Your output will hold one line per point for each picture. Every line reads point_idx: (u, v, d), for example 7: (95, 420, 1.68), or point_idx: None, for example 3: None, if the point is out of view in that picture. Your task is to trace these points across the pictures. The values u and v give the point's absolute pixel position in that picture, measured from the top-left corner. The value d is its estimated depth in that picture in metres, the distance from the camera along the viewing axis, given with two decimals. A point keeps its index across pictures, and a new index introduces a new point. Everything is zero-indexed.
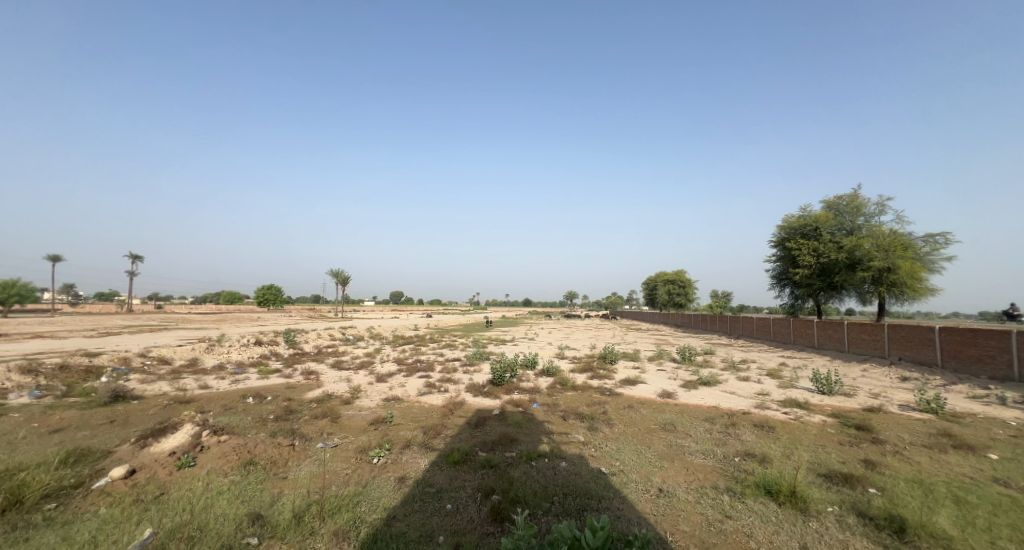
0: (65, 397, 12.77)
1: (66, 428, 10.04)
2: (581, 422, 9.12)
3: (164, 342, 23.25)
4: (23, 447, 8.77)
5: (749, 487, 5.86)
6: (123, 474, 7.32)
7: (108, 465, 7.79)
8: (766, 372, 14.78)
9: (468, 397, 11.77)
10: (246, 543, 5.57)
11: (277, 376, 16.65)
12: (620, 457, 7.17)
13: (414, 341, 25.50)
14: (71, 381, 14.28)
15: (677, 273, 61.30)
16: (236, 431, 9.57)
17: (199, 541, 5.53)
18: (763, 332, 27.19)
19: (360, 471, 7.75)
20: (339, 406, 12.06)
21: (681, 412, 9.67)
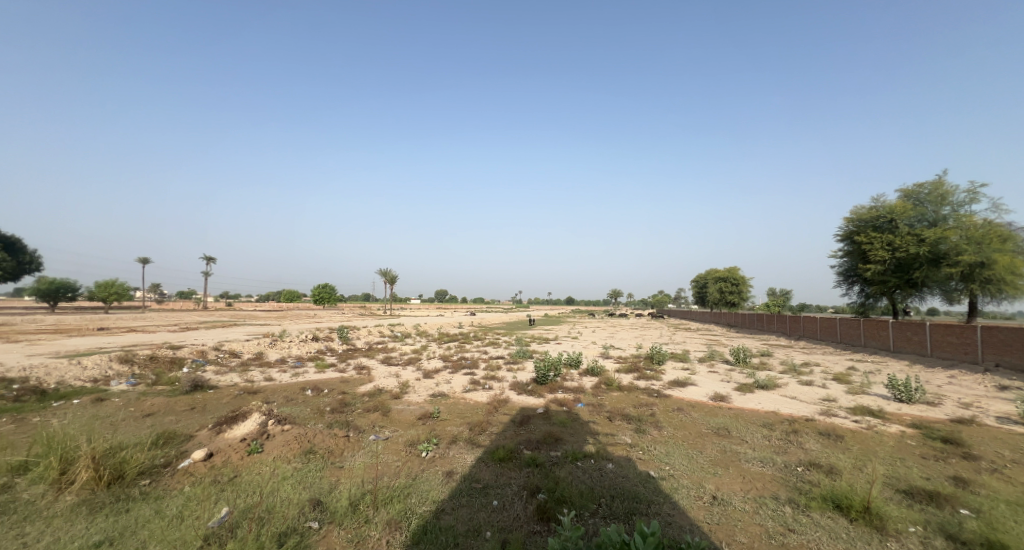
0: (153, 385, 13.99)
1: (154, 413, 11.00)
2: (628, 423, 8.94)
3: (233, 337, 25.01)
4: (117, 428, 9.68)
5: (815, 500, 5.52)
6: (203, 456, 7.92)
7: (189, 448, 8.47)
8: (832, 376, 13.86)
9: (513, 395, 11.81)
10: (309, 527, 5.86)
11: (332, 370, 17.47)
12: (670, 461, 6.97)
13: (459, 338, 25.87)
14: (159, 371, 15.64)
15: (730, 270, 58.76)
16: (297, 421, 10.11)
17: (268, 520, 5.90)
18: (829, 332, 25.45)
19: (410, 464, 7.97)
20: (389, 401, 12.47)
21: (736, 417, 9.26)
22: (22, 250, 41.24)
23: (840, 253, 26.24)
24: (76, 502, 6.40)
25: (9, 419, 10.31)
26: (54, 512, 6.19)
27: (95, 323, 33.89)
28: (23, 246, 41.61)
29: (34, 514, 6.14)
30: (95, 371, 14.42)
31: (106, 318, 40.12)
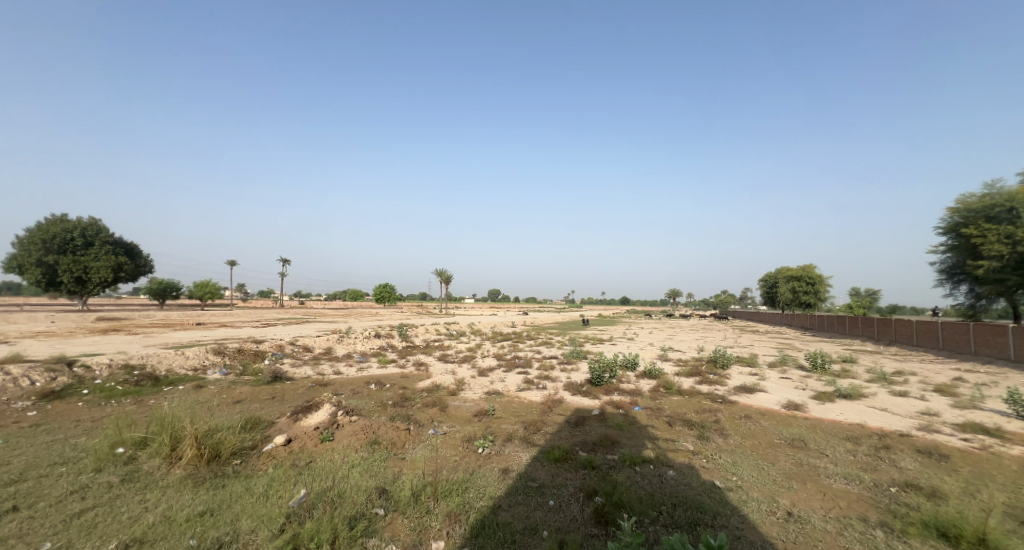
0: (239, 375, 15.28)
1: (240, 400, 12.01)
2: (690, 429, 8.57)
3: (306, 333, 26.77)
4: (212, 412, 10.67)
5: (913, 525, 5.01)
6: (283, 441, 8.53)
7: (272, 433, 9.15)
8: (932, 388, 12.51)
9: (566, 395, 11.71)
10: (375, 513, 6.15)
11: (393, 366, 18.20)
12: (738, 471, 6.59)
13: (513, 337, 26.00)
14: (245, 362, 17.09)
15: (806, 267, 54.85)
16: (363, 413, 10.62)
17: (340, 504, 6.24)
18: (928, 338, 23.06)
19: (467, 459, 8.12)
20: (447, 397, 12.78)
21: (814, 428, 8.61)
22: (141, 254, 46.28)
23: (943, 248, 23.71)
24: (183, 476, 7.16)
25: (130, 400, 11.73)
26: (166, 482, 6.96)
27: (193, 318, 37.59)
28: (140, 251, 46.73)
29: (152, 483, 6.95)
30: (194, 360, 15.99)
31: (199, 314, 44.21)
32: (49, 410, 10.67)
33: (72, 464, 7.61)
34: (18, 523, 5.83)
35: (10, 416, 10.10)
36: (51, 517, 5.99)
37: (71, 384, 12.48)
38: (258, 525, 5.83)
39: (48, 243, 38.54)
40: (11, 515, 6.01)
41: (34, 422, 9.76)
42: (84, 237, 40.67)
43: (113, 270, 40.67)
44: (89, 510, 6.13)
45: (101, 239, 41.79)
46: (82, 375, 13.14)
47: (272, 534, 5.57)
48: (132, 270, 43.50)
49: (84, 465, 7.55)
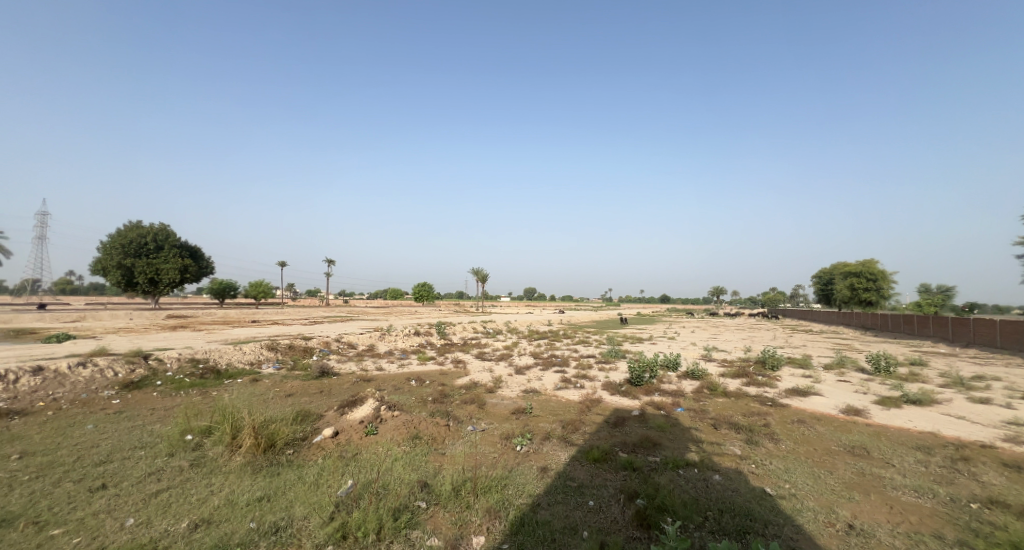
0: (290, 369, 16.01)
1: (291, 393, 12.58)
2: (737, 433, 8.26)
3: (351, 330, 27.73)
4: (267, 404, 11.23)
5: (996, 545, 4.62)
6: (331, 434, 8.86)
7: (321, 425, 9.52)
8: (1017, 395, 11.46)
9: (605, 395, 11.55)
10: (418, 506, 6.28)
11: (433, 363, 18.54)
12: (791, 479, 6.29)
13: (550, 336, 25.90)
14: (295, 358, 17.90)
15: (866, 262, 51.68)
16: (404, 409, 10.88)
17: (384, 495, 6.41)
18: (1013, 340, 21.12)
19: (506, 456, 8.16)
20: (485, 394, 12.89)
21: (877, 435, 8.10)
22: (204, 257, 49.08)
23: None
24: (243, 462, 7.57)
25: (195, 391, 12.55)
26: (228, 468, 7.39)
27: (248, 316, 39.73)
28: (204, 253, 49.64)
29: (216, 469, 7.40)
30: (250, 354, 16.90)
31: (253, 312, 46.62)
32: (129, 399, 11.57)
33: (148, 449, 8.21)
34: (105, 500, 6.35)
35: (97, 403, 11.04)
36: (132, 496, 6.49)
37: (148, 375, 13.48)
38: (310, 512, 6.09)
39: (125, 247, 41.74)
40: (100, 492, 6.57)
41: (117, 409, 10.61)
42: (155, 242, 43.61)
43: (180, 273, 43.42)
44: (163, 491, 6.60)
45: (171, 243, 44.77)
46: (155, 366, 14.16)
47: (322, 521, 5.79)
48: (197, 271, 46.31)
49: (159, 450, 8.13)
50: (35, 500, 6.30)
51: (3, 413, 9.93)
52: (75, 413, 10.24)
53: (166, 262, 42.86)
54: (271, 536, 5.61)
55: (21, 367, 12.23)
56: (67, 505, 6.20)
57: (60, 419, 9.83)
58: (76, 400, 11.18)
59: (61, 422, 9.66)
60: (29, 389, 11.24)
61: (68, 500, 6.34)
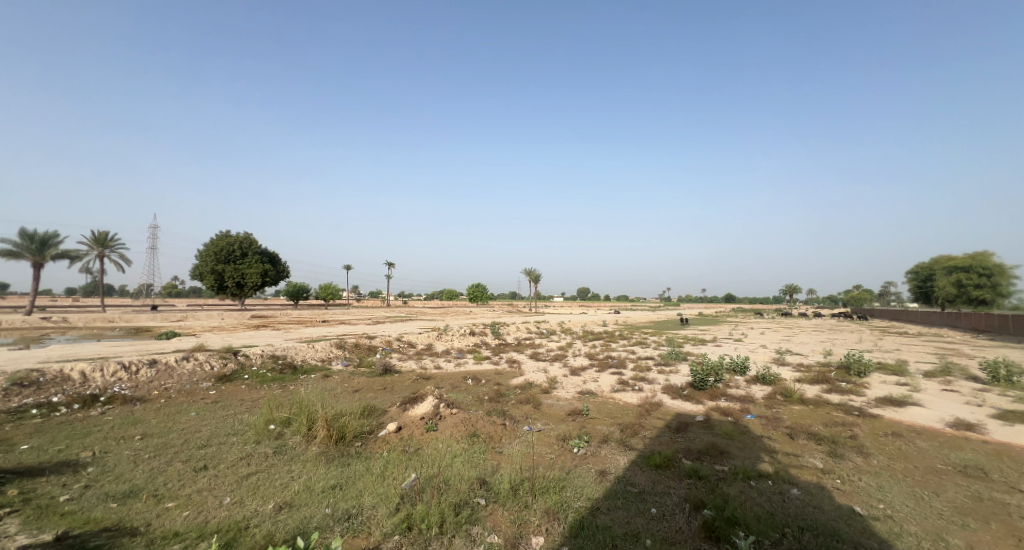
0: (356, 366, 16.82)
1: (357, 389, 13.20)
2: (818, 445, 7.64)
3: (411, 330, 28.72)
4: (337, 398, 11.87)
5: None
6: (395, 428, 9.20)
7: (385, 420, 9.90)
8: None
9: (666, 398, 11.12)
10: (477, 502, 6.35)
11: (488, 362, 18.77)
12: (886, 498, 5.73)
13: (606, 337, 25.37)
14: (361, 356, 18.80)
15: (977, 256, 45.92)
16: (462, 406, 11.07)
17: (446, 490, 6.55)
18: None
19: (563, 457, 8.07)
20: (540, 394, 12.85)
21: (990, 454, 7.20)
22: (282, 262, 52.77)
23: None
24: (318, 452, 8.03)
25: (276, 385, 13.51)
26: (306, 457, 7.86)
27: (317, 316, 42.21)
28: (282, 259, 53.34)
29: (295, 456, 7.90)
30: (321, 352, 17.93)
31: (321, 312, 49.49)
32: (223, 390, 12.68)
33: (239, 435, 8.93)
34: (207, 479, 6.99)
35: (197, 393, 12.21)
36: (228, 477, 7.09)
37: (238, 369, 14.69)
38: (377, 502, 6.34)
39: (216, 255, 45.78)
40: (203, 472, 7.25)
41: (214, 399, 11.66)
42: (241, 249, 47.34)
43: (262, 278, 47.03)
44: (253, 474, 7.15)
45: (255, 251, 48.51)
46: (243, 360, 15.45)
47: (389, 512, 6.01)
48: (277, 275, 49.91)
49: (248, 437, 8.83)
50: (153, 476, 7.09)
51: (127, 399, 11.30)
52: (180, 401, 11.38)
53: (250, 267, 46.51)
54: (344, 523, 5.87)
55: (137, 359, 13.79)
56: (177, 482, 6.91)
57: (169, 406, 10.96)
58: (179, 390, 12.42)
59: (170, 408, 10.76)
60: (147, 380, 12.72)
61: (178, 477, 7.06)
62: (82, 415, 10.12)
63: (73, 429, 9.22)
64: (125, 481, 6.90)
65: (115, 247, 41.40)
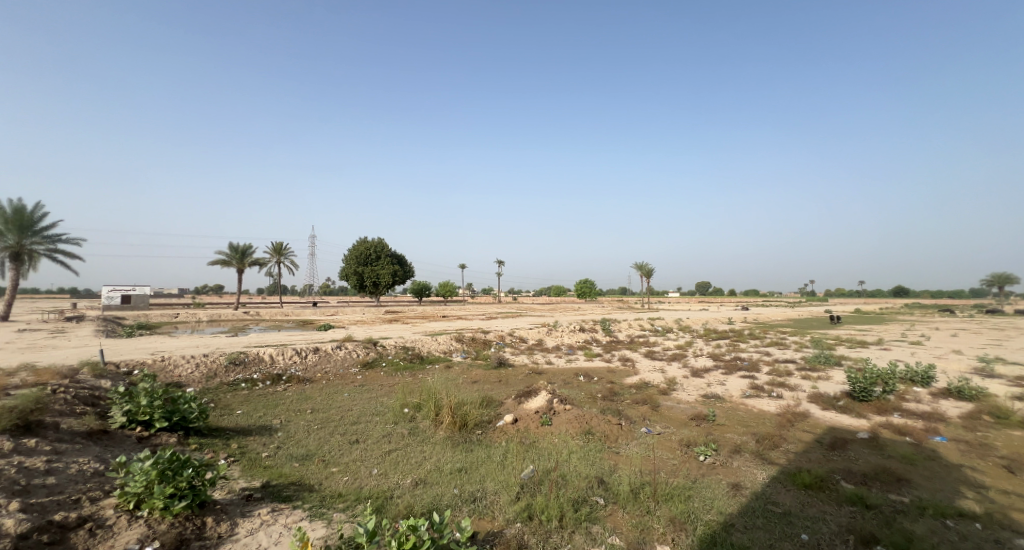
0: (474, 359, 17.65)
1: (475, 380, 13.79)
2: None
3: (522, 325, 29.37)
4: (458, 388, 12.53)
5: None
6: (511, 420, 9.38)
7: (502, 412, 10.17)
8: None
9: (815, 409, 9.72)
10: (596, 501, 6.16)
11: (600, 359, 18.35)
12: None
13: (732, 335, 23.12)
14: (478, 349, 19.69)
15: None
16: (575, 403, 10.93)
17: (564, 486, 6.48)
18: None
19: (687, 465, 7.49)
20: (658, 395, 12.13)
21: None
22: (408, 263, 57.75)
23: None
24: (445, 436, 8.52)
25: (407, 373, 14.76)
26: (435, 439, 8.39)
27: (436, 312, 45.18)
28: (408, 261, 58.36)
29: (426, 438, 8.46)
30: (443, 344, 19.14)
31: (441, 309, 53.00)
32: (367, 375, 14.21)
33: (380, 416, 9.86)
34: (359, 451, 7.85)
35: (348, 377, 13.84)
36: (375, 450, 7.88)
37: (377, 356, 16.34)
38: (499, 489, 6.51)
39: (357, 258, 52.00)
40: (356, 444, 8.15)
41: (360, 382, 13.12)
42: (376, 252, 52.80)
43: (394, 277, 51.96)
44: (394, 451, 7.83)
45: (387, 254, 53.69)
46: (382, 349, 17.17)
47: (510, 499, 6.14)
48: (404, 274, 54.69)
49: (387, 417, 9.72)
50: (322, 444, 8.18)
51: (301, 379, 13.28)
52: (336, 383, 13.03)
53: (383, 268, 51.66)
54: (471, 504, 6.11)
55: (305, 346, 16.16)
56: (338, 450, 7.87)
57: (330, 386, 12.63)
58: (334, 373, 14.22)
59: (330, 388, 12.38)
60: (312, 363, 14.80)
61: (339, 447, 8.03)
62: (272, 389, 12.19)
63: (268, 400, 11.11)
64: (302, 446, 8.10)
65: (287, 255, 49.08)
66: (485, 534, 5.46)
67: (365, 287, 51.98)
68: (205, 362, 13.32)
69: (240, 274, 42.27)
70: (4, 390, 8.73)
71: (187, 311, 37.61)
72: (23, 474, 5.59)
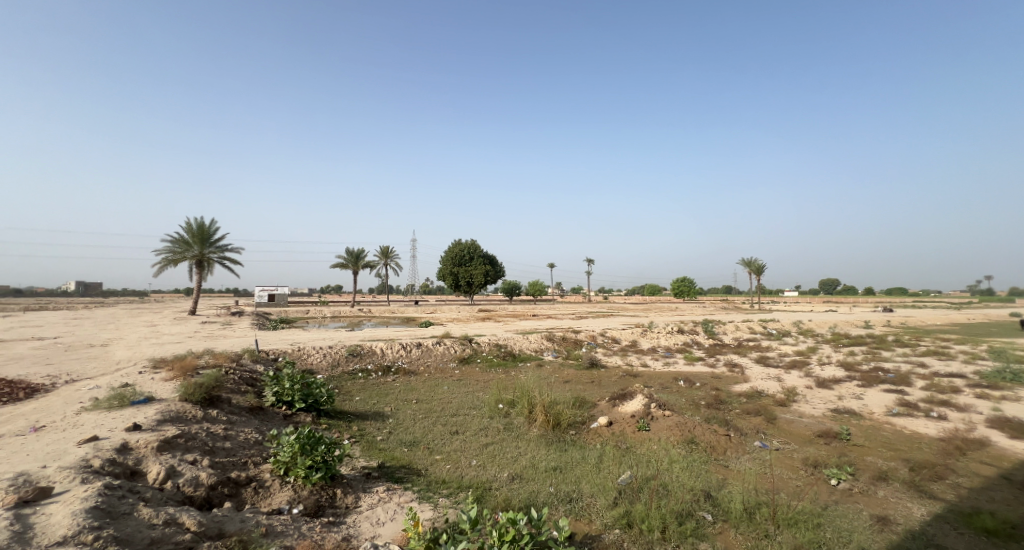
0: (565, 358, 17.37)
1: (567, 380, 13.49)
2: None
3: (615, 325, 28.40)
4: (550, 387, 12.32)
5: None
6: (606, 422, 8.96)
7: (596, 413, 9.75)
8: None
9: (999, 438, 7.89)
10: (703, 517, 5.56)
11: (702, 363, 16.97)
12: None
13: (869, 342, 19.93)
14: (569, 348, 19.33)
15: None
16: (675, 409, 10.12)
17: (665, 495, 5.94)
18: None
19: (815, 489, 6.47)
20: (773, 406, 10.79)
21: None
22: (499, 264, 59.27)
23: None
24: (539, 434, 8.35)
25: (501, 369, 14.92)
26: (528, 436, 8.26)
27: (528, 311, 45.61)
28: (499, 261, 59.82)
29: (519, 434, 8.38)
30: (535, 342, 19.14)
31: (531, 307, 53.25)
32: (464, 370, 14.64)
33: (477, 409, 10.01)
34: (459, 442, 7.97)
35: (447, 371, 14.36)
36: (474, 442, 7.95)
37: (473, 352, 16.78)
38: (595, 491, 6.15)
39: (453, 258, 54.42)
40: (456, 435, 8.31)
41: (458, 377, 13.51)
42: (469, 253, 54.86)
43: (486, 277, 53.40)
44: (491, 444, 7.85)
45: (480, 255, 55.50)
46: (477, 346, 17.60)
47: (608, 504, 5.76)
48: (496, 274, 56.04)
49: (483, 411, 9.83)
50: (426, 432, 8.48)
51: (406, 372, 14.06)
52: (436, 376, 13.58)
53: (476, 268, 53.44)
54: (567, 504, 5.86)
55: (410, 341, 17.12)
56: (440, 439, 8.08)
57: (431, 379, 13.19)
58: (435, 367, 14.83)
59: (431, 381, 12.92)
60: (416, 357, 15.61)
61: (442, 436, 8.25)
62: (381, 379, 13.07)
63: (380, 389, 11.88)
64: (410, 433, 8.45)
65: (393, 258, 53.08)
66: (583, 536, 5.18)
67: (461, 286, 54.13)
68: (330, 352, 14.75)
69: (354, 275, 46.53)
70: (193, 367, 10.46)
71: (314, 308, 42.54)
72: (210, 437, 6.66)
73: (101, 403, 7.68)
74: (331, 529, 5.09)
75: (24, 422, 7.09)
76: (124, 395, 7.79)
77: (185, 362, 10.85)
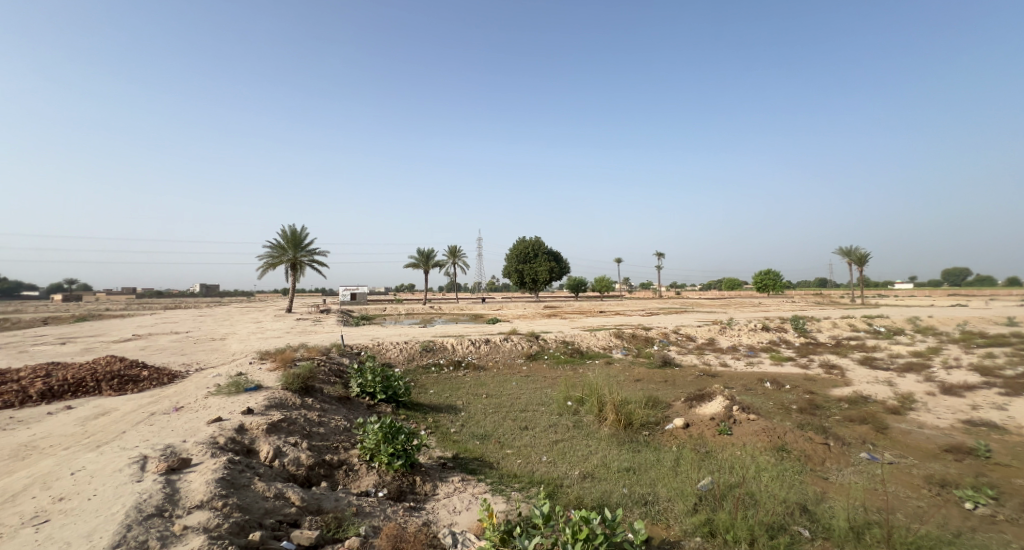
0: (636, 356, 16.58)
1: (638, 379, 12.79)
2: None
3: (692, 322, 26.71)
4: (621, 386, 11.72)
5: None
6: (682, 424, 8.25)
7: (671, 414, 9.06)
8: None
9: None
10: (800, 534, 4.83)
11: (793, 364, 15.35)
12: None
13: (1008, 342, 16.85)
14: (639, 346, 18.41)
15: None
16: (761, 413, 9.12)
17: (752, 505, 5.24)
18: None
19: (944, 512, 5.41)
20: (883, 414, 9.38)
21: None
22: (565, 260, 58.57)
23: None
24: (609, 433, 7.88)
25: (569, 366, 14.54)
26: (599, 435, 7.82)
27: (596, 307, 44.54)
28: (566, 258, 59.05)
29: (590, 433, 7.96)
30: (604, 339, 18.50)
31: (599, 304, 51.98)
32: (532, 366, 14.44)
33: (545, 406, 9.71)
34: (529, 437, 7.73)
35: (515, 367, 14.21)
36: (543, 438, 7.67)
37: (541, 349, 16.53)
38: (672, 496, 5.58)
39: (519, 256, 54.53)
40: (525, 430, 8.07)
41: (525, 373, 13.31)
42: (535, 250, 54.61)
43: (551, 274, 52.92)
44: (561, 441, 7.51)
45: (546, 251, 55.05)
46: (544, 342, 17.32)
47: (687, 510, 5.19)
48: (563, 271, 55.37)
49: (552, 408, 9.50)
50: (498, 426, 8.34)
51: (475, 367, 14.11)
52: (504, 372, 13.48)
53: (541, 266, 53.09)
54: (642, 507, 5.38)
55: (479, 337, 17.23)
56: (512, 434, 7.89)
57: (499, 375, 13.09)
58: (502, 363, 14.75)
59: (499, 376, 12.83)
60: (484, 353, 15.64)
61: (513, 431, 8.05)
62: (452, 374, 13.21)
63: (451, 383, 11.98)
64: (483, 426, 8.35)
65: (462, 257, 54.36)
66: (660, 542, 4.74)
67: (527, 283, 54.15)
68: (405, 346, 15.20)
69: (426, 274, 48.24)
70: (291, 358, 11.25)
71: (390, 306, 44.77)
72: (308, 423, 6.98)
73: (222, 388, 8.39)
74: (413, 513, 5.06)
75: (167, 402, 7.95)
76: (239, 383, 8.48)
77: (283, 354, 11.71)
